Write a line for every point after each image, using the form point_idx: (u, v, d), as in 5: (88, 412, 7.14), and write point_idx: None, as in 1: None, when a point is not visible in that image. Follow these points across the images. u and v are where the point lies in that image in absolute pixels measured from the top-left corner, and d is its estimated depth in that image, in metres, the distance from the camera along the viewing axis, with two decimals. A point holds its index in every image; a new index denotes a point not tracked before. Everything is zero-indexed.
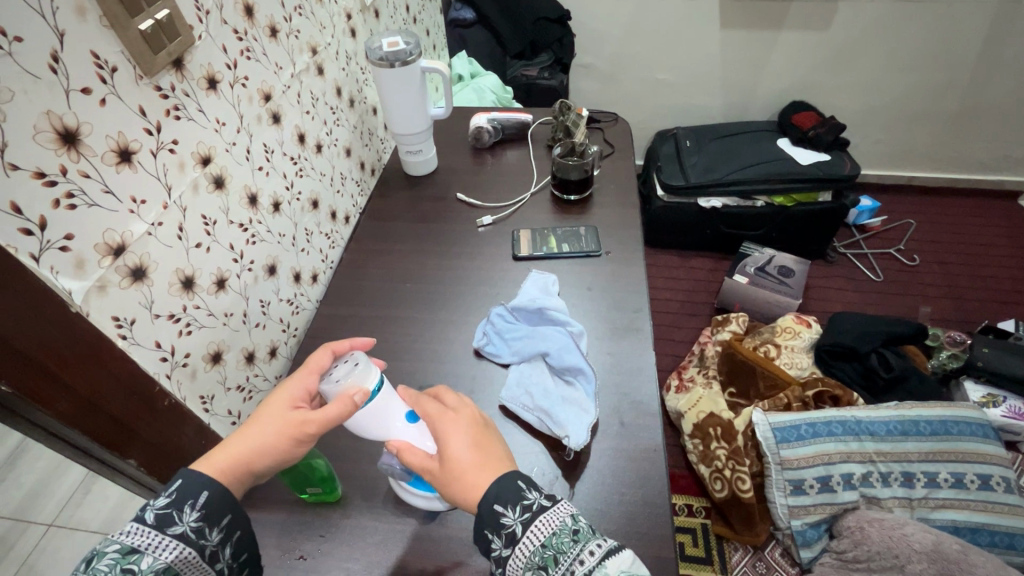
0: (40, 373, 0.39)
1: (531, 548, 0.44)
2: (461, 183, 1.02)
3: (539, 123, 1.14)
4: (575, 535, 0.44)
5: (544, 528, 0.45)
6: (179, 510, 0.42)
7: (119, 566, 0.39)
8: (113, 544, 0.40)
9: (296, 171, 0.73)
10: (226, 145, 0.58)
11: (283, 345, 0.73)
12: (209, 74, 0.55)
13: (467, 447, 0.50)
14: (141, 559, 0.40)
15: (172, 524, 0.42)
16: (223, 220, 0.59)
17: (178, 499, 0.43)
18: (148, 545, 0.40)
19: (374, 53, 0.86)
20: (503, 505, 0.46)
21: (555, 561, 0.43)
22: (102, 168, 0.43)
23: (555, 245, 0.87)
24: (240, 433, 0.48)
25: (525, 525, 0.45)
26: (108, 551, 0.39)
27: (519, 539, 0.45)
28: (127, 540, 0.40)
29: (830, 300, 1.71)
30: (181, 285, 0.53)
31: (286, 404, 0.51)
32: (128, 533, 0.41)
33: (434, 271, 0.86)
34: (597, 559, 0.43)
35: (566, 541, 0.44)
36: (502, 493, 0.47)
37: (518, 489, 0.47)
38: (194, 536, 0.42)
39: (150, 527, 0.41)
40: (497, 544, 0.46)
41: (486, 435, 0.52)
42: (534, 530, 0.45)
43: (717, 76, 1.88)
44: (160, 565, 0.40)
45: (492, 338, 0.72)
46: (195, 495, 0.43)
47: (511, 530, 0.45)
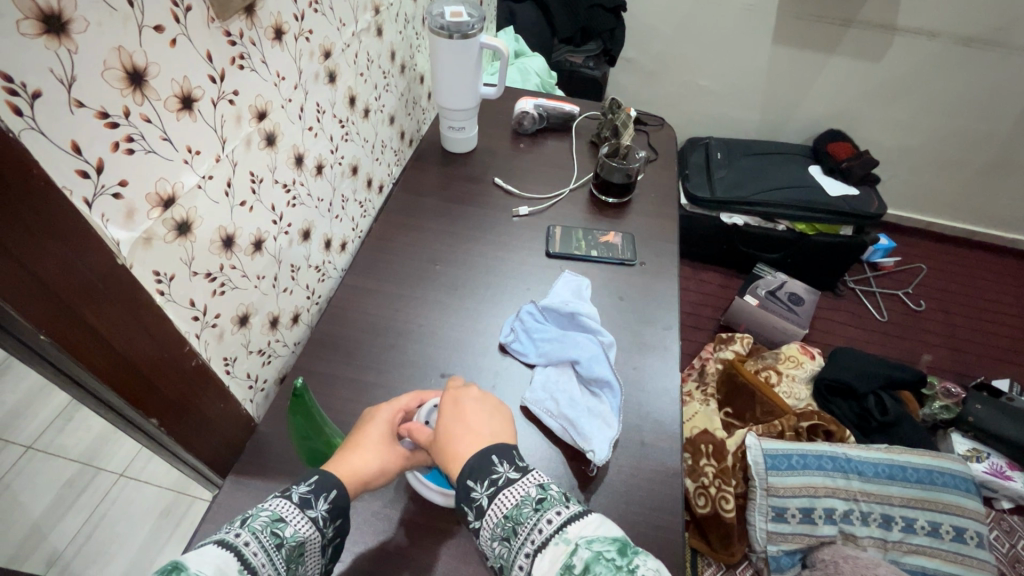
0: (76, 323, 0.37)
1: (496, 520, 0.43)
2: (499, 167, 0.99)
3: (585, 116, 1.11)
4: (537, 503, 0.43)
5: (509, 499, 0.44)
6: (318, 496, 0.44)
7: (270, 529, 0.40)
8: (264, 510, 0.42)
9: (342, 135, 0.70)
10: (282, 102, 0.55)
11: (305, 312, 0.72)
12: (277, 24, 0.51)
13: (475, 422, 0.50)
14: (286, 528, 0.41)
15: (310, 507, 0.44)
16: (268, 179, 0.56)
17: (318, 487, 0.45)
18: (293, 517, 0.42)
19: (435, 20, 0.82)
20: (473, 479, 0.45)
21: (515, 531, 0.42)
22: (163, 114, 0.41)
23: (589, 248, 0.85)
24: (354, 450, 0.50)
25: (489, 497, 0.44)
26: (261, 514, 0.41)
27: (486, 511, 0.44)
28: (275, 509, 0.42)
29: (833, 333, 1.72)
30: (222, 243, 0.51)
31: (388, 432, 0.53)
32: (274, 504, 0.43)
33: (464, 255, 0.84)
34: (557, 525, 0.41)
35: (525, 512, 0.43)
36: (474, 467, 0.46)
37: (488, 462, 0.46)
38: (322, 524, 0.44)
39: (294, 503, 0.43)
40: (470, 519, 0.45)
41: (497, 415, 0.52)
42: (499, 501, 0.44)
43: (760, 91, 1.84)
44: (299, 539, 0.41)
45: (520, 336, 0.71)
46: (328, 490, 0.45)
47: (479, 503, 0.44)
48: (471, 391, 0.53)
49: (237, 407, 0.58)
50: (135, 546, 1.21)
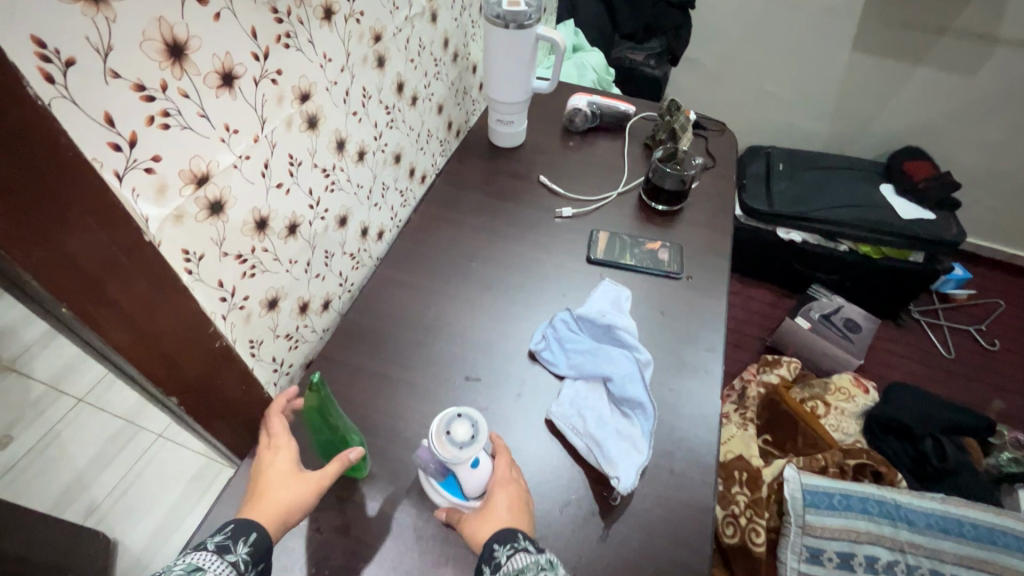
0: (100, 298, 0.36)
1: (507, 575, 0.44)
2: (546, 165, 0.96)
3: (641, 117, 1.06)
4: (545, 565, 0.44)
5: (522, 559, 0.44)
6: (237, 541, 0.43)
7: None
8: (178, 562, 0.40)
9: (387, 122, 0.69)
10: (327, 85, 0.54)
11: (336, 299, 0.71)
12: (327, 3, 0.50)
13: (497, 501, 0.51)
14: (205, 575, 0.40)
15: (228, 552, 0.42)
16: (307, 163, 0.55)
17: (235, 533, 0.44)
18: (211, 563, 0.41)
19: (492, 8, 0.80)
20: (499, 542, 0.47)
21: None
22: (202, 90, 0.39)
23: (633, 257, 0.81)
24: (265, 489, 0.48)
25: (508, 556, 0.45)
26: (177, 566, 0.39)
27: (501, 567, 0.45)
28: (191, 561, 0.40)
29: (891, 366, 1.60)
30: (255, 226, 0.50)
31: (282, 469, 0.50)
32: (189, 556, 0.41)
33: (500, 254, 0.81)
34: None
35: (534, 568, 0.43)
36: (501, 533, 0.47)
37: (515, 533, 0.47)
38: (243, 568, 0.42)
39: (210, 551, 0.42)
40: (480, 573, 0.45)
41: (512, 489, 0.52)
42: (516, 558, 0.45)
43: (832, 101, 1.72)
44: None
45: (552, 344, 0.68)
46: (247, 531, 0.44)
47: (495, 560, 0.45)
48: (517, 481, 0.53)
49: (260, 390, 0.58)
50: (165, 505, 1.26)
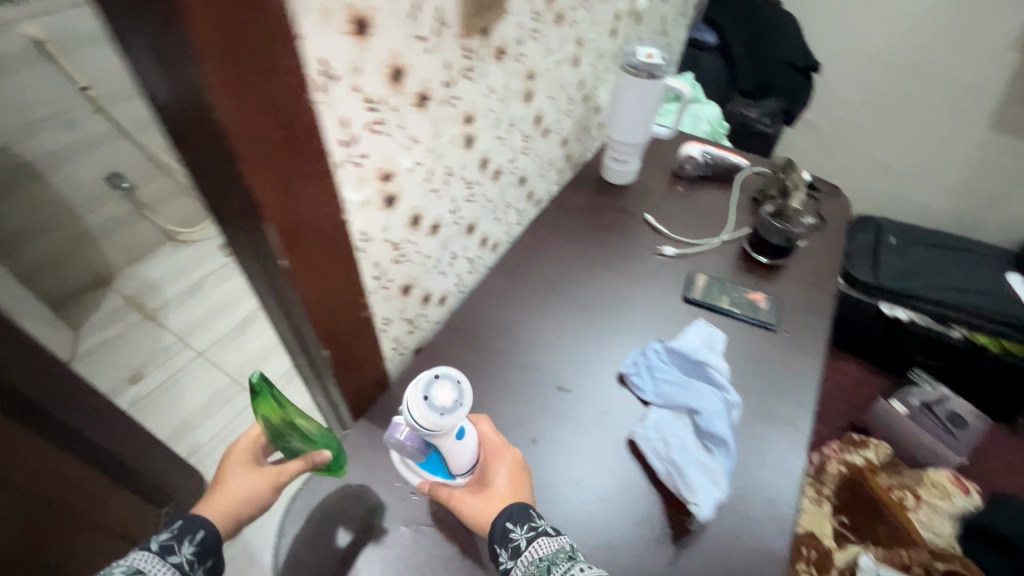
0: (307, 261, 0.46)
1: (530, 560, 0.50)
2: (651, 204, 1.00)
3: (753, 170, 1.07)
4: (570, 555, 0.50)
5: (543, 546, 0.51)
6: (180, 542, 0.51)
7: None
8: (121, 563, 0.47)
9: (522, 148, 0.77)
10: (486, 111, 0.63)
11: (450, 297, 0.79)
12: (501, 46, 0.59)
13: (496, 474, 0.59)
14: None
15: (171, 553, 0.50)
16: (458, 174, 0.64)
17: (180, 534, 0.52)
18: (153, 564, 0.48)
19: (628, 59, 0.87)
20: (513, 521, 0.54)
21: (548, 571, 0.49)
22: (404, 107, 0.49)
23: (730, 302, 0.83)
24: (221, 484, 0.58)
25: (526, 539, 0.52)
26: (118, 567, 0.46)
27: (522, 552, 0.51)
28: (133, 562, 0.47)
29: (999, 475, 1.44)
30: (411, 220, 0.59)
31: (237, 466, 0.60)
32: (135, 557, 0.48)
33: (600, 280, 0.86)
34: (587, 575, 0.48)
35: (560, 558, 0.50)
36: (513, 512, 0.54)
37: (528, 513, 0.54)
38: (184, 566, 0.50)
39: (154, 553, 0.49)
40: (504, 559, 0.52)
41: (513, 463, 0.59)
42: (536, 545, 0.51)
43: (960, 179, 1.63)
44: None
45: (641, 370, 0.71)
46: (195, 532, 0.53)
47: (518, 544, 0.52)
48: (504, 457, 0.60)
49: (382, 362, 0.67)
50: None
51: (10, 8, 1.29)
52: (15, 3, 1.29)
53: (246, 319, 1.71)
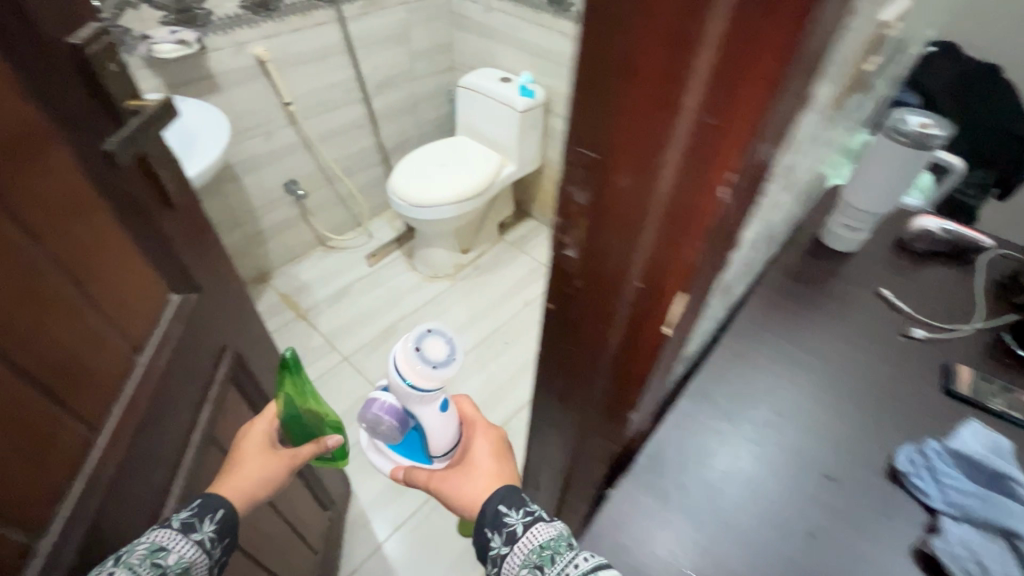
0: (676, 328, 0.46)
1: (531, 550, 0.57)
2: (883, 275, 0.92)
3: (997, 252, 0.95)
4: (568, 543, 0.55)
5: (540, 534, 0.57)
6: (200, 520, 0.56)
7: (152, 559, 0.49)
8: (143, 542, 0.51)
9: (787, 214, 0.73)
10: (797, 174, 0.59)
11: (691, 357, 0.75)
12: (835, 104, 0.56)
13: (479, 452, 0.74)
14: (167, 555, 0.51)
15: (193, 531, 0.55)
16: (755, 239, 0.60)
17: (200, 513, 0.57)
18: (174, 545, 0.52)
19: (894, 126, 0.82)
20: (508, 507, 0.62)
21: (550, 561, 0.54)
22: (775, 178, 0.47)
23: (1006, 403, 0.71)
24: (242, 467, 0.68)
25: (522, 525, 0.59)
26: (139, 547, 0.50)
27: (518, 538, 0.59)
28: (155, 540, 0.52)
29: None
30: (719, 287, 0.57)
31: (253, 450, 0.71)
32: (155, 535, 0.52)
33: (843, 355, 0.78)
34: (587, 566, 0.51)
35: (561, 546, 0.55)
36: (507, 498, 0.63)
37: (519, 501, 0.62)
38: (207, 544, 0.56)
39: (176, 530, 0.54)
40: (497, 541, 0.60)
41: (494, 446, 0.74)
42: (532, 532, 0.58)
43: None
44: (183, 561, 0.52)
45: (920, 472, 0.61)
46: (214, 511, 0.58)
47: (514, 529, 0.60)
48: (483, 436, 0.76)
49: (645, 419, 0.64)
50: None
51: (248, 31, 1.45)
52: (253, 27, 1.45)
53: (387, 331, 1.77)
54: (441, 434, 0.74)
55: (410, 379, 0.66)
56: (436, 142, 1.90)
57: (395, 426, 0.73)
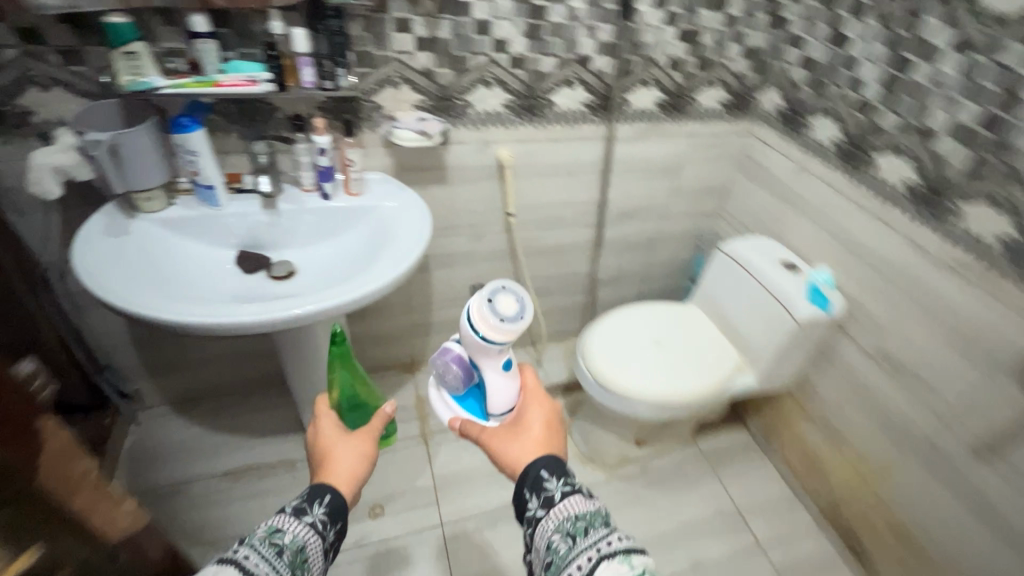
0: None
1: (566, 517, 0.61)
2: None
3: None
4: (604, 521, 0.60)
5: (577, 505, 0.62)
6: (311, 504, 0.62)
7: (269, 540, 0.57)
8: (263, 526, 0.58)
9: None
10: None
11: None
12: None
13: (533, 415, 0.73)
14: (284, 536, 0.58)
15: (304, 513, 0.61)
16: None
17: (309, 497, 0.62)
18: (287, 527, 0.59)
19: None
20: (548, 470, 0.66)
21: (582, 530, 0.59)
22: None
23: None
24: (334, 449, 0.69)
25: (561, 490, 0.63)
26: (259, 530, 0.57)
27: (555, 503, 0.63)
28: (274, 523, 0.59)
29: None
30: None
31: (334, 430, 0.71)
32: (275, 519, 0.59)
33: None
34: (620, 544, 0.57)
35: (597, 522, 0.60)
36: (547, 463, 0.67)
37: (555, 464, 0.67)
38: (319, 525, 0.61)
39: (291, 513, 0.60)
40: (534, 503, 0.64)
41: (546, 418, 0.72)
42: (569, 501, 0.62)
43: None
44: (297, 541, 0.58)
45: None
46: (322, 495, 0.63)
47: (552, 496, 0.63)
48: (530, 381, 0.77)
49: None
50: None
51: (500, 130, 1.22)
52: (508, 128, 1.22)
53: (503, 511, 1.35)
54: (504, 395, 0.79)
55: (482, 331, 0.76)
56: (649, 305, 1.43)
57: (461, 377, 0.81)
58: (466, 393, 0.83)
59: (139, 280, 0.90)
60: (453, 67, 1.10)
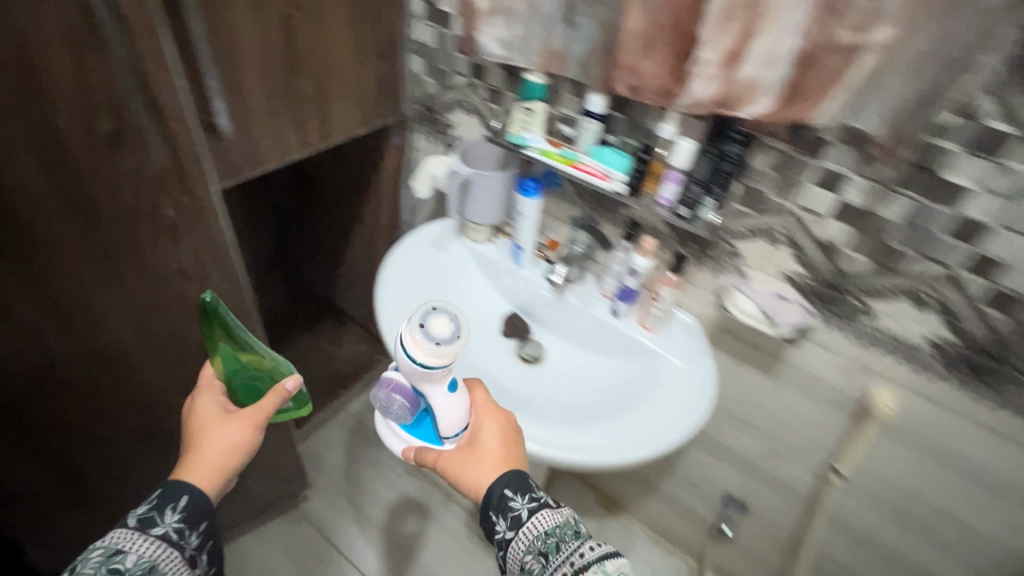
0: None
1: (535, 533, 0.60)
2: None
3: None
4: (576, 531, 0.60)
5: (546, 518, 0.61)
6: (161, 513, 0.61)
7: (106, 562, 0.55)
8: (98, 549, 0.56)
9: None
10: None
11: None
12: None
13: (487, 427, 0.70)
14: (123, 555, 0.56)
15: (150, 526, 0.59)
16: None
17: (160, 504, 0.61)
18: (129, 546, 0.57)
19: None
20: (511, 490, 0.64)
21: (554, 547, 0.59)
22: None
23: None
24: (199, 448, 0.67)
25: (527, 509, 0.62)
26: (96, 554, 0.55)
27: (523, 522, 0.61)
28: (111, 544, 0.57)
29: None
30: None
31: (211, 415, 0.71)
32: (115, 538, 0.58)
33: None
34: (594, 554, 0.57)
35: (567, 533, 0.60)
36: (512, 481, 0.64)
37: (522, 481, 0.65)
38: (173, 534, 0.60)
39: (134, 528, 0.59)
40: (502, 526, 0.62)
41: (505, 429, 0.70)
42: (537, 517, 0.61)
43: None
44: (142, 559, 0.57)
45: None
46: (177, 499, 0.62)
47: (518, 514, 0.62)
48: (479, 391, 0.72)
49: None
50: None
51: (899, 366, 0.77)
52: (915, 371, 0.75)
53: None
54: (454, 414, 0.70)
55: (417, 358, 0.64)
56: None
57: (406, 407, 0.71)
58: (416, 419, 0.74)
59: (417, 312, 0.93)
60: (875, 258, 0.71)
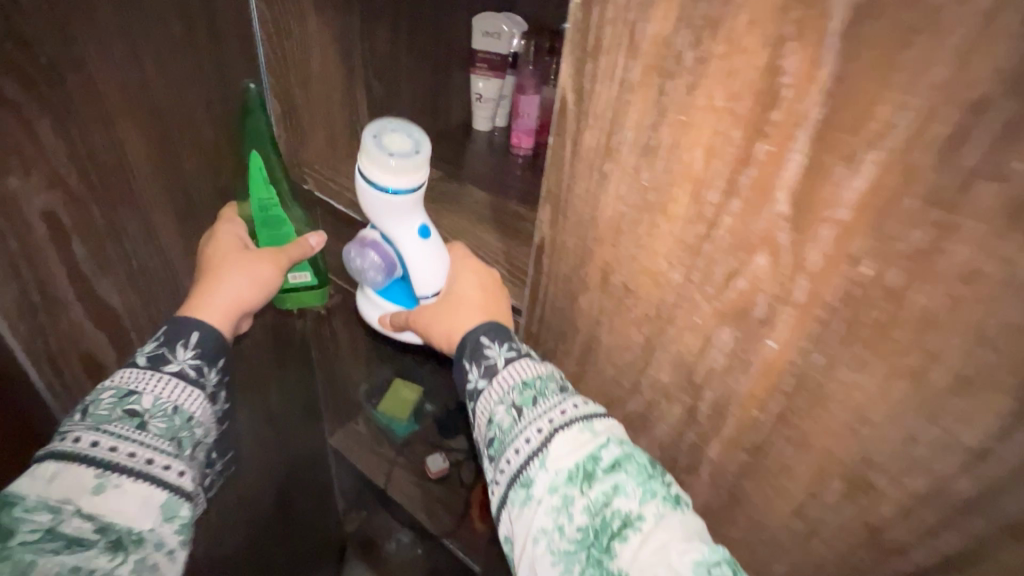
0: None
1: (510, 386, 0.33)
2: None
3: None
4: (561, 383, 0.34)
5: (521, 368, 0.34)
6: (175, 347, 0.37)
7: (120, 408, 0.34)
8: (110, 390, 0.34)
9: None
10: None
11: None
12: None
13: (465, 277, 0.40)
14: (139, 398, 0.34)
15: (164, 362, 0.36)
16: None
17: (172, 336, 0.37)
18: (144, 384, 0.35)
19: None
20: (490, 337, 0.36)
21: (534, 398, 0.33)
22: None
23: None
24: (212, 283, 0.41)
25: (505, 358, 0.35)
26: (106, 396, 0.34)
27: (496, 371, 0.34)
28: (119, 384, 0.35)
29: None
30: None
31: (226, 249, 0.43)
32: (122, 377, 0.35)
33: None
34: (572, 411, 0.32)
35: (548, 385, 0.33)
36: (494, 328, 0.36)
37: (484, 337, 0.36)
38: (193, 372, 0.37)
39: (144, 366, 0.36)
40: (472, 378, 0.35)
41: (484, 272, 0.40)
42: (515, 364, 0.34)
43: None
44: (164, 401, 0.35)
45: None
46: (189, 333, 0.38)
47: (495, 365, 0.34)
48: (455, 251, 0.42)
49: None
50: None
51: None
52: None
53: None
54: (428, 262, 0.42)
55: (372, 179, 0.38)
56: None
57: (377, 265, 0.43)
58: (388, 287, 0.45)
59: None
60: None
